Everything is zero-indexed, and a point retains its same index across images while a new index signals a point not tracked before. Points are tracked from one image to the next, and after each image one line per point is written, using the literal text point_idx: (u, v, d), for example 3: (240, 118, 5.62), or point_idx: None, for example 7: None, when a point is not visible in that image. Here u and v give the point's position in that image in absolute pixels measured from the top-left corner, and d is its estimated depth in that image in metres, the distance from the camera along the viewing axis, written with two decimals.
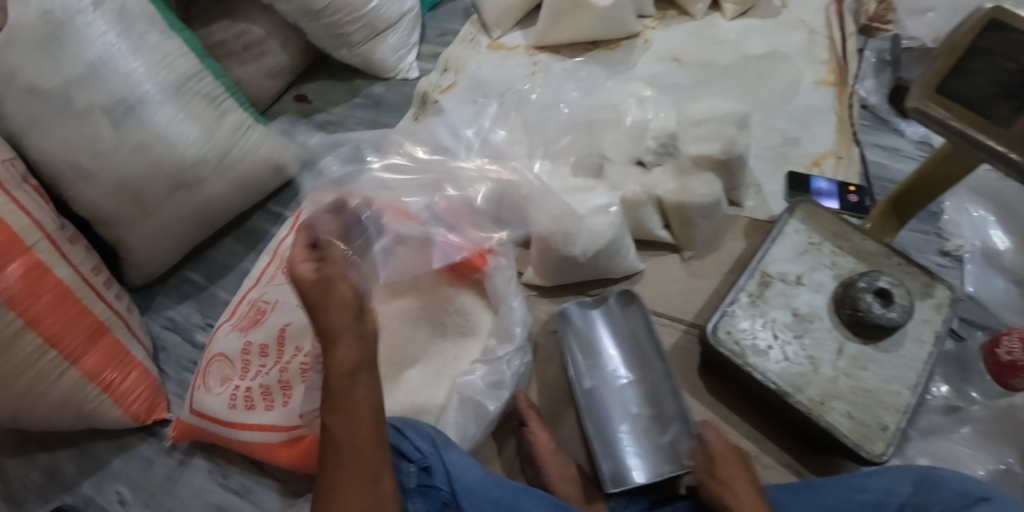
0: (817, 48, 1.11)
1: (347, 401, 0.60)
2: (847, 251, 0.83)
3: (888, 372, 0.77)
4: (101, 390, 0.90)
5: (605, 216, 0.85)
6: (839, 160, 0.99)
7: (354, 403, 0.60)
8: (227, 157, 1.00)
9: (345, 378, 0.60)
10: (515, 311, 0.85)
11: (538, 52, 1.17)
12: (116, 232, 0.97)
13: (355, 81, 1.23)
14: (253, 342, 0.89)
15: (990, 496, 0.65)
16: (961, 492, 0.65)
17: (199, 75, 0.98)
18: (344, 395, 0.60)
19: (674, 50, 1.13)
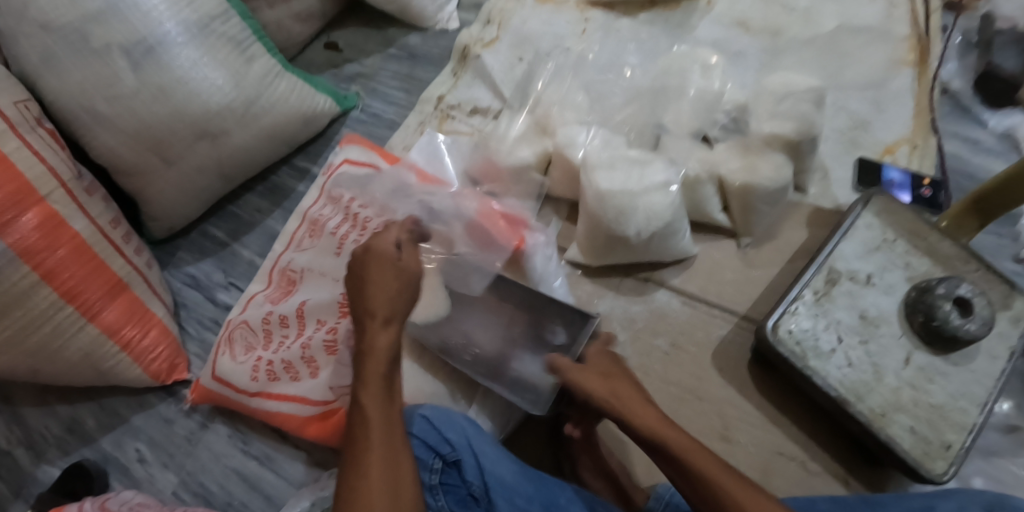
0: (896, 21, 1.01)
1: (383, 386, 0.62)
2: (923, 252, 0.77)
3: (956, 387, 0.71)
4: (120, 347, 0.86)
5: (665, 195, 0.78)
6: (914, 148, 0.91)
7: (388, 388, 0.62)
8: (253, 107, 0.93)
9: (384, 364, 0.63)
10: (556, 294, 0.83)
11: (590, 7, 1.08)
12: (136, 183, 0.91)
13: (389, 31, 1.15)
14: (276, 312, 0.85)
15: None
16: None
17: (224, 16, 0.90)
18: (383, 378, 0.62)
19: (739, 14, 1.04)
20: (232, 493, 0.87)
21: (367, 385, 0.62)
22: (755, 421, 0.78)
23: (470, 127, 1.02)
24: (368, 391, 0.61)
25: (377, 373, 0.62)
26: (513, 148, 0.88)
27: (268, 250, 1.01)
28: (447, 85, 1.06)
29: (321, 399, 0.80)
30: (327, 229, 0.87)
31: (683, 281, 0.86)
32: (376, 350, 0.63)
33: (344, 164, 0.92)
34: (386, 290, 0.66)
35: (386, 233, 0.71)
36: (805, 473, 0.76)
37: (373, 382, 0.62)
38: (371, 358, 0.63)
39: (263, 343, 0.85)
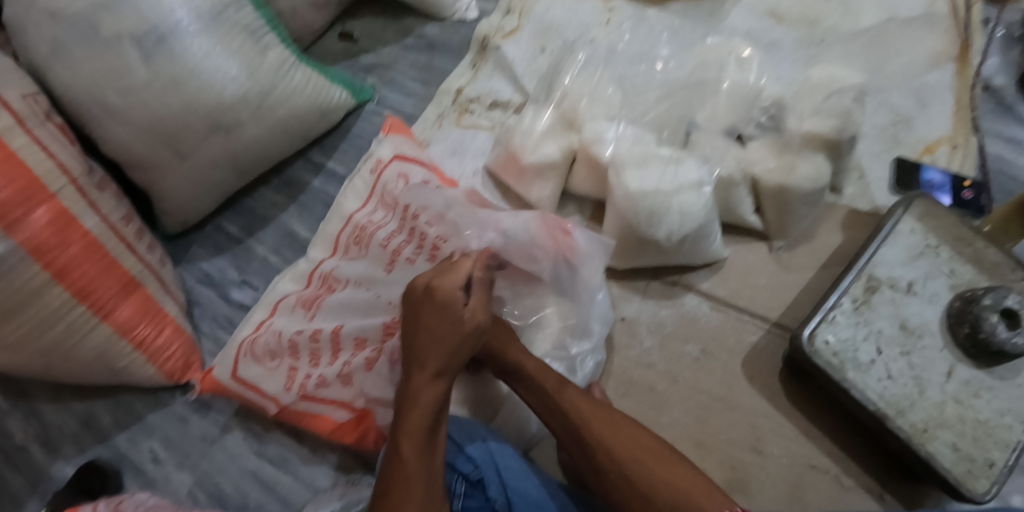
0: (937, 13, 0.97)
1: (426, 443, 0.60)
2: (967, 258, 0.74)
3: (1002, 403, 0.69)
4: (134, 346, 0.85)
5: (697, 195, 0.75)
6: (955, 149, 0.88)
7: (430, 445, 0.61)
8: (268, 99, 0.90)
9: (429, 419, 0.62)
10: (598, 306, 0.77)
11: None
12: (149, 177, 0.89)
13: (406, 20, 1.11)
14: (320, 329, 0.80)
15: None
16: None
17: (238, 4, 0.87)
18: (426, 434, 0.61)
19: (772, 4, 1.00)
20: (248, 495, 0.85)
21: (409, 439, 0.60)
22: (787, 432, 0.76)
23: (491, 120, 0.99)
24: (410, 445, 0.60)
25: (420, 427, 0.61)
26: (543, 143, 0.84)
27: (284, 247, 0.98)
28: (466, 77, 1.03)
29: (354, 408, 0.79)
30: (377, 240, 0.82)
31: (713, 285, 0.83)
32: (421, 404, 0.62)
33: (396, 161, 0.89)
34: (440, 345, 0.64)
35: (450, 275, 0.66)
36: (839, 487, 0.73)
37: (414, 436, 0.61)
38: (417, 411, 0.62)
39: (294, 354, 0.81)
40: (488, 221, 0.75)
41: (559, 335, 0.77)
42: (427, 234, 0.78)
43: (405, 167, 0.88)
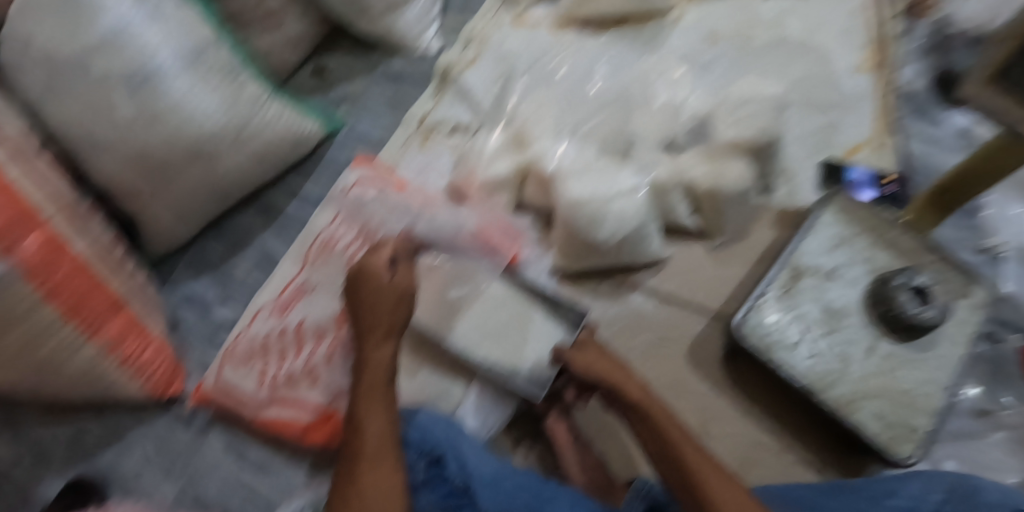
0: (857, 29, 1.06)
1: (383, 395, 0.68)
2: (884, 245, 0.80)
3: (923, 374, 0.74)
4: (119, 363, 0.89)
5: (632, 200, 0.81)
6: (878, 146, 0.97)
7: (388, 397, 0.68)
8: (245, 131, 0.98)
9: (383, 374, 0.69)
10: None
11: (563, 28, 1.13)
12: (134, 206, 0.96)
13: (375, 55, 1.19)
14: (290, 326, 0.91)
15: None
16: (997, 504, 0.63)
17: (217, 45, 0.95)
18: (383, 389, 0.68)
19: (713, 25, 1.09)
20: (230, 501, 0.90)
21: (369, 395, 0.67)
22: (730, 414, 0.81)
23: (452, 145, 1.07)
24: (370, 400, 0.67)
25: (377, 383, 0.68)
26: (495, 155, 0.92)
27: (262, 266, 1.05)
28: (428, 105, 1.11)
29: (319, 404, 0.86)
30: (339, 249, 0.95)
31: (659, 281, 0.89)
32: (374, 364, 0.69)
33: (358, 185, 0.97)
34: (380, 308, 0.71)
35: (375, 254, 0.74)
36: (782, 462, 0.78)
37: (372, 391, 0.68)
38: (371, 370, 0.69)
39: (264, 355, 0.89)
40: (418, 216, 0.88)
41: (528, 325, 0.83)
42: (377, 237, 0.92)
43: (365, 191, 0.96)
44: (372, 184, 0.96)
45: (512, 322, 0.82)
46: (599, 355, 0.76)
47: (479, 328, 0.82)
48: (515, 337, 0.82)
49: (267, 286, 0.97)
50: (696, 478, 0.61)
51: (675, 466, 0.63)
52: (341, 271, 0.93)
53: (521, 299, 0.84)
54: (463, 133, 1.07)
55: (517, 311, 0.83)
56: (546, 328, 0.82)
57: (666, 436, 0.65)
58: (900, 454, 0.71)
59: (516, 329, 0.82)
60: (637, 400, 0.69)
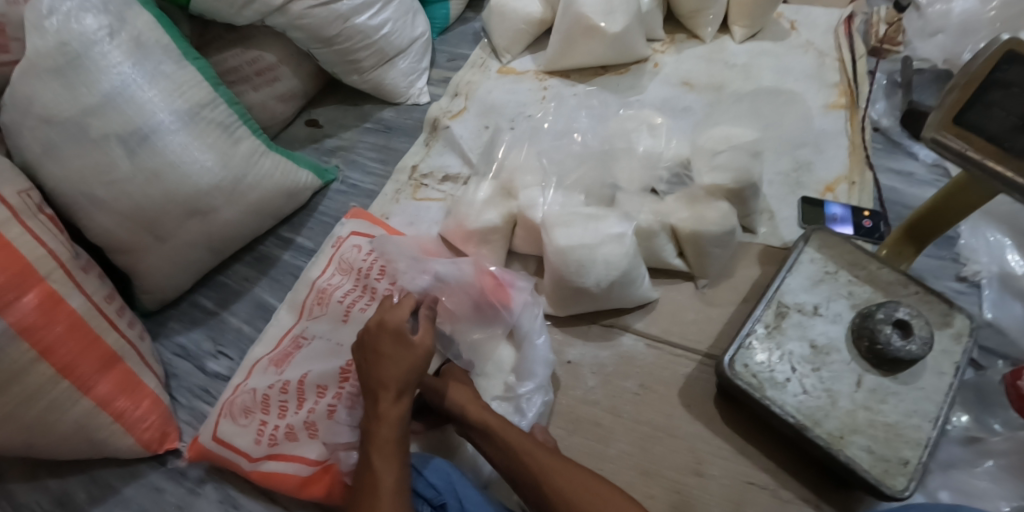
0: (828, 71, 1.15)
1: (395, 450, 0.68)
2: (864, 280, 0.83)
3: (909, 405, 0.76)
4: (112, 419, 0.89)
5: (619, 245, 0.84)
6: (852, 185, 1.01)
7: (399, 452, 0.68)
8: (239, 185, 1.00)
9: (396, 430, 0.69)
10: (539, 350, 0.84)
11: (548, 76, 1.20)
12: (129, 260, 0.97)
13: (366, 106, 1.24)
14: (290, 380, 0.86)
15: None
16: None
17: (213, 103, 0.99)
18: (395, 444, 0.68)
19: (685, 73, 1.17)
20: None
21: (382, 450, 0.68)
22: (725, 452, 0.82)
23: (442, 193, 1.09)
24: (383, 455, 0.68)
25: (389, 439, 0.68)
26: (483, 207, 0.93)
27: (256, 317, 1.05)
28: (420, 154, 1.14)
29: (317, 457, 0.83)
30: (336, 299, 0.92)
31: (646, 324, 0.91)
32: (387, 418, 0.69)
33: (353, 236, 0.99)
34: (398, 366, 0.71)
35: (397, 315, 0.74)
36: (779, 501, 0.78)
37: (384, 445, 0.68)
38: (384, 425, 0.69)
39: (264, 408, 0.86)
40: (425, 265, 0.88)
41: (507, 380, 0.84)
42: (377, 287, 0.91)
43: (361, 242, 0.98)
44: (363, 231, 1.00)
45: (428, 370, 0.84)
46: (459, 385, 0.79)
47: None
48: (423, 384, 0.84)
49: (261, 338, 0.96)
50: (541, 477, 0.69)
51: (521, 469, 0.71)
52: (339, 322, 0.91)
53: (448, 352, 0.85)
54: (455, 181, 1.10)
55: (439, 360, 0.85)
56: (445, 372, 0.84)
57: (504, 442, 0.73)
58: (895, 487, 0.72)
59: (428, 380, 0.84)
60: (476, 418, 0.75)
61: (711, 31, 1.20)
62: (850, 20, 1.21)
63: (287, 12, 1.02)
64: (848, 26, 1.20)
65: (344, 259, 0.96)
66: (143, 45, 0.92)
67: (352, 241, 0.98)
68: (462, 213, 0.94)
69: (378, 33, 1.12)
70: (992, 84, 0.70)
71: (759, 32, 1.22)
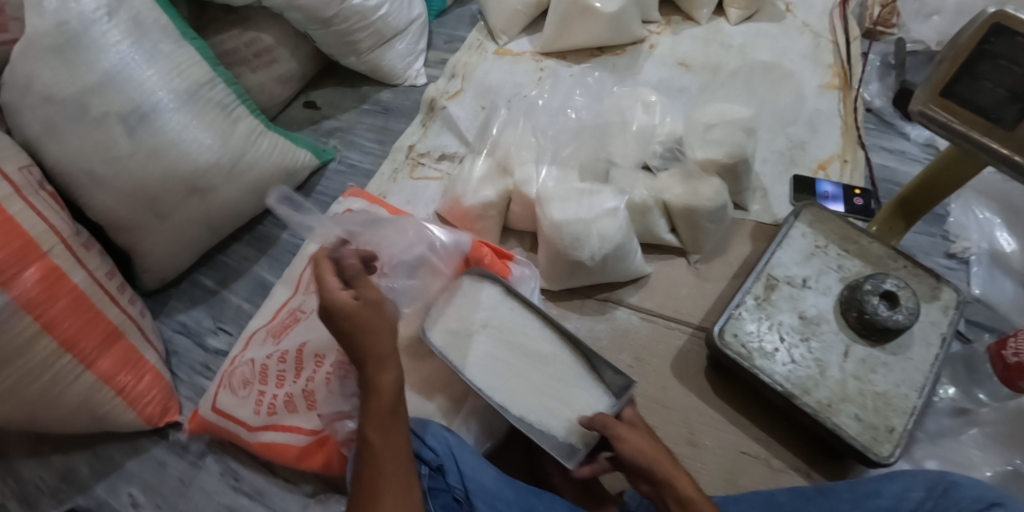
0: (822, 52, 1.17)
1: (391, 420, 0.66)
2: (853, 254, 0.84)
3: (896, 375, 0.77)
4: (115, 393, 0.90)
5: (613, 219, 0.85)
6: (844, 164, 1.03)
7: (397, 420, 0.67)
8: (238, 164, 1.01)
9: (391, 399, 0.66)
10: None
11: (544, 57, 1.21)
12: (130, 238, 0.98)
13: (364, 88, 1.24)
14: (288, 350, 0.87)
15: (1002, 501, 0.65)
16: (974, 497, 0.65)
17: (211, 83, 1.00)
18: (390, 413, 0.66)
19: (681, 55, 1.18)
20: None
21: (377, 421, 0.66)
22: (717, 423, 0.83)
23: (439, 172, 1.10)
24: (380, 426, 0.66)
25: (383, 410, 0.66)
26: (479, 184, 0.93)
27: (255, 295, 1.06)
28: (417, 135, 1.15)
29: (313, 429, 0.84)
30: None
31: (640, 298, 0.93)
32: (380, 389, 0.66)
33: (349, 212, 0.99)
34: (380, 334, 0.67)
35: (330, 287, 0.67)
36: (769, 470, 0.80)
37: (380, 417, 0.66)
38: (377, 397, 0.66)
39: (262, 379, 0.87)
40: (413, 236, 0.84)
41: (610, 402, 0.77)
42: None
43: None
44: (359, 200, 1.02)
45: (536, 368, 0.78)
46: (644, 435, 0.71)
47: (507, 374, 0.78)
48: (547, 390, 0.77)
49: (260, 311, 0.98)
50: None
51: None
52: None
53: (560, 351, 0.80)
54: (452, 161, 1.11)
55: (555, 358, 0.79)
56: (587, 391, 0.77)
57: None
58: (882, 453, 0.74)
59: (548, 386, 0.77)
60: (688, 497, 0.64)
61: (707, 13, 1.21)
62: (845, 2, 1.22)
63: None
64: (843, 8, 1.21)
65: None
66: (141, 26, 0.93)
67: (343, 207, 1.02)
68: (458, 189, 0.95)
69: (375, 14, 1.13)
70: (979, 54, 0.70)
71: (754, 14, 1.23)
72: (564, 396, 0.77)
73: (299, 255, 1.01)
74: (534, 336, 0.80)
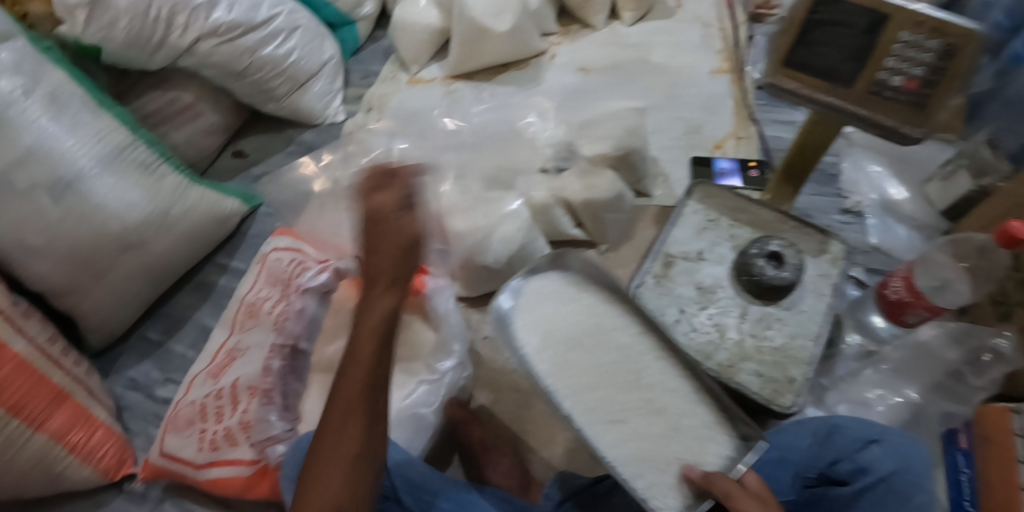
0: (712, 39, 1.24)
1: (375, 345, 0.61)
2: (745, 222, 0.89)
3: (791, 329, 0.82)
4: (68, 451, 0.93)
5: (513, 222, 0.91)
6: (739, 140, 1.09)
7: (378, 350, 0.61)
8: (167, 217, 1.06)
9: (382, 325, 0.61)
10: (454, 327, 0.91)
11: (454, 81, 1.27)
12: (70, 303, 1.02)
13: (288, 130, 1.30)
14: (224, 387, 0.91)
15: (881, 438, 0.68)
16: (855, 437, 0.69)
17: (132, 144, 1.05)
18: (380, 339, 0.61)
19: (579, 60, 1.24)
20: None
21: (360, 339, 0.61)
22: None
23: None
24: (360, 343, 0.61)
25: (370, 327, 0.61)
26: None
27: (200, 341, 1.11)
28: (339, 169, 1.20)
29: (253, 459, 0.86)
30: (265, 311, 0.97)
31: None
32: (373, 310, 0.61)
33: (275, 251, 1.04)
34: (388, 258, 0.60)
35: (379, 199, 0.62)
36: None
37: (368, 334, 0.61)
38: (368, 314, 0.61)
39: (202, 417, 0.90)
40: None
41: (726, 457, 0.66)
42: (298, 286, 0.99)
43: (283, 255, 1.03)
44: (284, 235, 1.06)
45: (648, 411, 0.69)
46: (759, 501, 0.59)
47: (604, 406, 0.69)
48: (656, 440, 0.68)
49: (201, 357, 1.01)
50: None
51: None
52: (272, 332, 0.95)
53: (684, 399, 0.70)
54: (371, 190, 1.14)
55: (684, 409, 0.70)
56: (710, 447, 0.67)
57: None
58: (784, 404, 0.78)
59: (660, 439, 0.68)
60: None
61: (602, 18, 1.28)
62: None
63: (196, 52, 1.10)
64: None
65: (266, 273, 1.02)
66: (58, 98, 0.98)
67: (268, 243, 1.06)
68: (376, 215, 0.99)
69: (287, 61, 1.19)
70: (810, 25, 0.75)
71: (647, 13, 1.30)
72: (685, 458, 0.67)
73: (233, 298, 1.05)
74: (655, 371, 0.72)
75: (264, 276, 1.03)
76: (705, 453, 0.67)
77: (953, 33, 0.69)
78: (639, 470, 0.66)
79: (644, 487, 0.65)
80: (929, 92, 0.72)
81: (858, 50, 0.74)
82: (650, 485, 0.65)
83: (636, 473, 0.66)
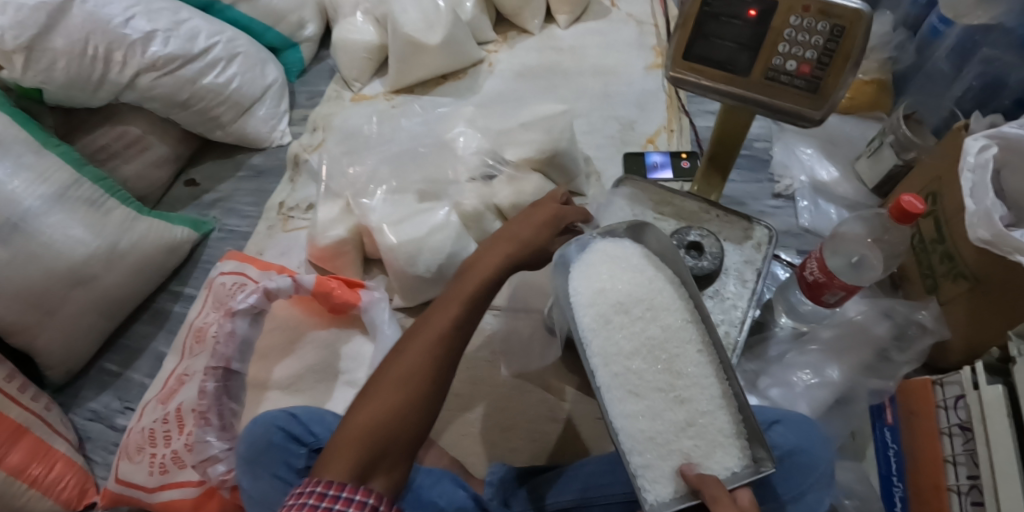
0: (645, 36, 1.25)
1: (460, 304, 0.70)
2: (669, 215, 0.91)
3: (716, 315, 0.83)
4: (28, 484, 0.95)
5: (443, 232, 0.93)
6: (671, 133, 1.11)
7: (462, 309, 0.70)
8: (116, 250, 1.08)
9: (481, 285, 0.72)
10: (387, 338, 0.97)
11: (395, 95, 1.28)
12: (25, 339, 1.03)
13: (238, 155, 1.32)
14: (171, 412, 0.93)
15: (780, 419, 0.75)
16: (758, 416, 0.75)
17: (77, 182, 1.07)
18: (478, 296, 0.71)
19: (515, 66, 1.26)
20: None
21: (461, 282, 0.72)
22: None
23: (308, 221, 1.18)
24: (457, 288, 0.72)
25: (472, 281, 0.72)
26: (329, 224, 1.00)
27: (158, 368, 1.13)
28: (287, 191, 1.23)
29: (199, 480, 0.88)
30: (211, 335, 0.97)
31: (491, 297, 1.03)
32: (480, 268, 0.74)
33: (222, 276, 1.05)
34: (527, 225, 0.78)
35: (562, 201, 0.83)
36: None
37: (466, 290, 0.71)
38: (476, 271, 0.73)
39: (152, 442, 0.92)
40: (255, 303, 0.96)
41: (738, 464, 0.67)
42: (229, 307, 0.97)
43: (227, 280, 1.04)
44: (229, 259, 1.07)
45: (675, 399, 0.72)
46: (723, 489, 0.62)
47: (631, 376, 0.73)
48: (672, 430, 0.70)
49: (154, 385, 1.03)
50: None
51: None
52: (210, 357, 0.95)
53: (712, 402, 0.71)
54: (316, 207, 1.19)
55: (711, 408, 0.71)
56: (724, 453, 0.68)
57: None
58: None
59: (676, 433, 0.70)
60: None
61: (538, 23, 1.29)
62: None
63: (137, 86, 1.12)
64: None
65: (213, 298, 1.03)
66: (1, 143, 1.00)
67: (216, 268, 1.07)
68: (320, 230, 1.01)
69: (228, 89, 1.22)
70: (704, 16, 0.74)
71: (583, 14, 1.31)
72: (696, 457, 0.68)
73: (185, 325, 1.07)
74: (692, 364, 0.73)
75: (210, 301, 1.05)
76: (714, 454, 0.68)
77: (839, 15, 0.68)
78: (645, 455, 0.69)
79: (644, 472, 0.68)
80: (822, 74, 0.72)
81: (751, 38, 0.73)
82: (653, 475, 0.68)
83: (643, 457, 0.69)
